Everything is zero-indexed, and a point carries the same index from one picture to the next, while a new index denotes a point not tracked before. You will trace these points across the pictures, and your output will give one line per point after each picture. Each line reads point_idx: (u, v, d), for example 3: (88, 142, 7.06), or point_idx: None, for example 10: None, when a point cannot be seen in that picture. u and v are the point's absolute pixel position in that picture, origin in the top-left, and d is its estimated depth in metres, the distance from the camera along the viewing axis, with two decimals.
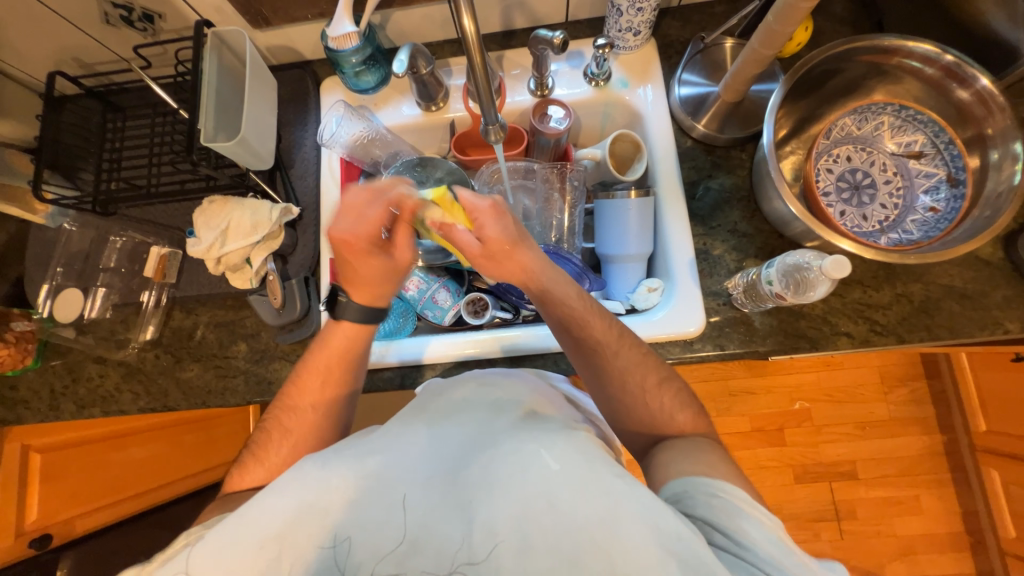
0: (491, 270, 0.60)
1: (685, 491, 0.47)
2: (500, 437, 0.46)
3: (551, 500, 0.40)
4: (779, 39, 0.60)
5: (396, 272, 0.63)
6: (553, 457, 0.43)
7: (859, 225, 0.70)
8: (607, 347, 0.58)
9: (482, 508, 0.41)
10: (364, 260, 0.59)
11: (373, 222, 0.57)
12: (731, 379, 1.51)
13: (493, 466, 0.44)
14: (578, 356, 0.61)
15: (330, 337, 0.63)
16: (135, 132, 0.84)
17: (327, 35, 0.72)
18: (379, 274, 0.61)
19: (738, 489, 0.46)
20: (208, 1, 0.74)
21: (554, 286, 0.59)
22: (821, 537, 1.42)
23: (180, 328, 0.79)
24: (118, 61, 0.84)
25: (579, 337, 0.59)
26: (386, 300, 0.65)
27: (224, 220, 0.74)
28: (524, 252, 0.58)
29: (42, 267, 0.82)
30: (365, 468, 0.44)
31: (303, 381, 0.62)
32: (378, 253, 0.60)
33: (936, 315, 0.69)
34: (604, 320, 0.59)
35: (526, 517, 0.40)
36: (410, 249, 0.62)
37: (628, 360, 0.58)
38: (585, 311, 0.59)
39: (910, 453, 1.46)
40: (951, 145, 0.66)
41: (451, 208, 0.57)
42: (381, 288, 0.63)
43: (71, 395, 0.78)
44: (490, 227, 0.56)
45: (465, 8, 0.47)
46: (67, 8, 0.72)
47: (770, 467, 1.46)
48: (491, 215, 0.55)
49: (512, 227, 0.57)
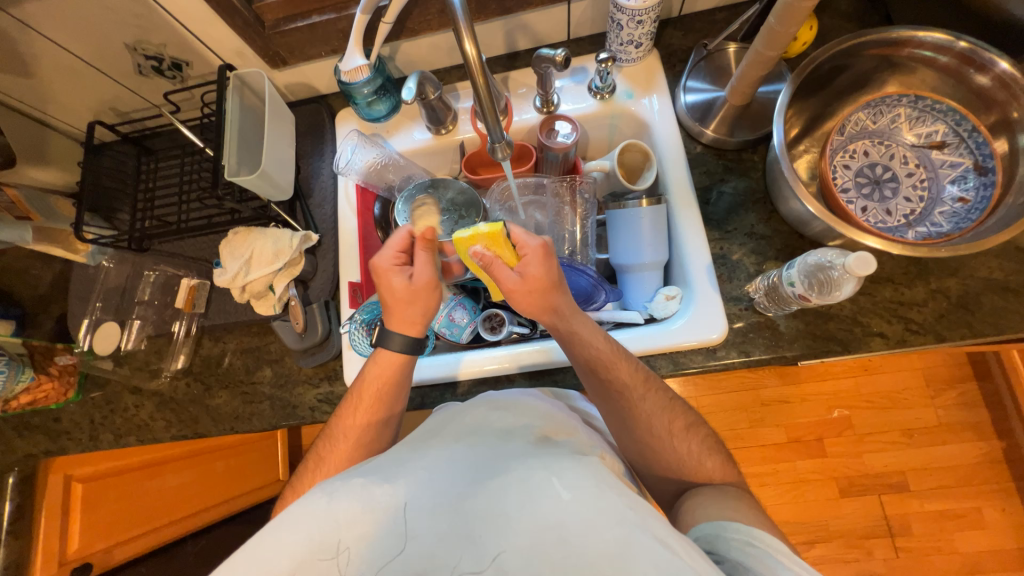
0: (523, 306, 0.58)
1: (715, 534, 0.45)
2: (510, 463, 0.46)
3: (561, 532, 0.39)
4: (782, 40, 0.60)
5: (419, 293, 0.61)
6: (564, 486, 0.42)
7: (883, 221, 0.67)
8: (633, 391, 0.57)
9: (489, 538, 0.40)
10: (390, 280, 0.61)
11: (394, 244, 0.63)
12: (763, 388, 1.45)
13: (502, 493, 0.43)
14: (600, 399, 0.59)
15: (368, 370, 0.64)
16: (167, 172, 0.89)
17: (340, 69, 0.76)
18: (402, 296, 0.61)
19: (773, 538, 0.44)
20: (230, 47, 0.78)
21: (581, 328, 0.58)
22: (874, 555, 1.33)
23: (208, 356, 0.82)
24: (150, 108, 0.90)
25: (606, 378, 0.57)
26: (422, 325, 0.63)
27: (248, 250, 0.77)
28: (559, 294, 0.58)
29: (83, 303, 0.87)
30: (374, 498, 0.43)
31: (343, 415, 0.63)
32: (401, 274, 0.61)
33: (977, 310, 0.66)
34: (630, 363, 0.59)
35: (535, 547, 0.39)
36: (429, 266, 0.62)
37: (654, 403, 0.58)
38: (611, 353, 0.58)
39: (965, 462, 1.36)
40: (975, 131, 0.64)
41: (500, 244, 0.58)
42: (414, 311, 0.62)
43: (109, 425, 0.82)
44: (534, 265, 0.57)
45: (465, 33, 0.50)
46: (105, 63, 0.78)
47: (811, 480, 1.39)
48: (540, 255, 0.57)
49: (555, 271, 0.58)
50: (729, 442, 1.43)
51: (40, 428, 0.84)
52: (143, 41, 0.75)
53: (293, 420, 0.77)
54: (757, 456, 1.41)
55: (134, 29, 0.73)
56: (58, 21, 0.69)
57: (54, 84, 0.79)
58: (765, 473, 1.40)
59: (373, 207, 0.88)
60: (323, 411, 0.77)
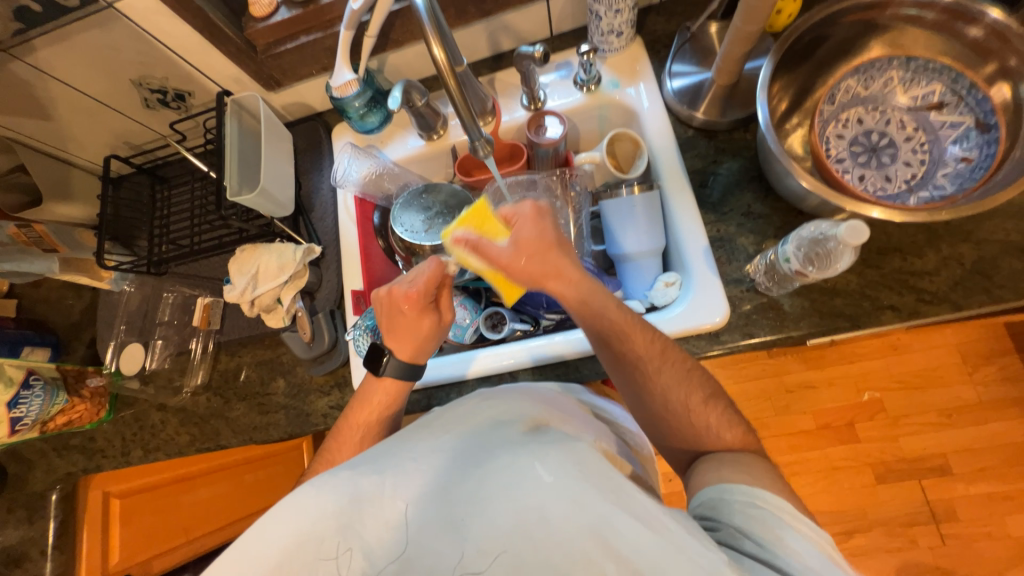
0: (524, 276, 0.58)
1: (720, 497, 0.45)
2: (496, 451, 0.47)
3: (543, 511, 0.39)
4: (760, 14, 0.59)
5: (439, 333, 0.66)
6: (547, 469, 0.42)
7: (883, 188, 0.65)
8: (649, 363, 0.56)
9: (473, 524, 0.41)
10: (420, 320, 0.64)
11: (425, 280, 0.62)
12: (786, 374, 1.40)
13: (486, 478, 0.44)
14: (616, 371, 0.59)
15: (369, 394, 0.66)
16: (179, 198, 0.93)
17: (331, 86, 0.79)
18: (427, 333, 0.64)
19: (777, 499, 0.44)
20: (227, 74, 0.82)
21: (596, 298, 0.56)
22: (919, 543, 1.26)
23: (225, 371, 0.86)
24: (159, 138, 0.94)
25: (620, 349, 0.57)
26: (427, 358, 0.67)
27: (254, 265, 0.80)
28: (558, 255, 0.57)
29: (109, 327, 0.92)
30: (362, 489, 0.45)
31: (342, 439, 0.64)
32: (428, 314, 0.64)
33: (994, 275, 0.62)
34: (646, 334, 0.57)
35: (519, 530, 0.39)
36: (450, 309, 0.67)
37: (670, 376, 0.56)
38: (625, 323, 0.56)
39: (1011, 440, 1.28)
40: (974, 89, 0.62)
41: (490, 225, 0.61)
42: (430, 348, 0.67)
43: (139, 442, 0.86)
44: (526, 229, 0.57)
45: (432, 39, 0.53)
46: (114, 101, 0.83)
47: (843, 467, 1.33)
48: (534, 216, 0.58)
49: (551, 233, 0.58)
50: (755, 431, 1.39)
51: (77, 448, 0.89)
52: (147, 76, 0.80)
53: (308, 428, 0.80)
54: (783, 445, 1.37)
55: (138, 65, 0.77)
56: (67, 63, 0.74)
57: (71, 123, 0.85)
58: (796, 463, 1.36)
59: (372, 216, 0.89)
60: (334, 417, 0.79)
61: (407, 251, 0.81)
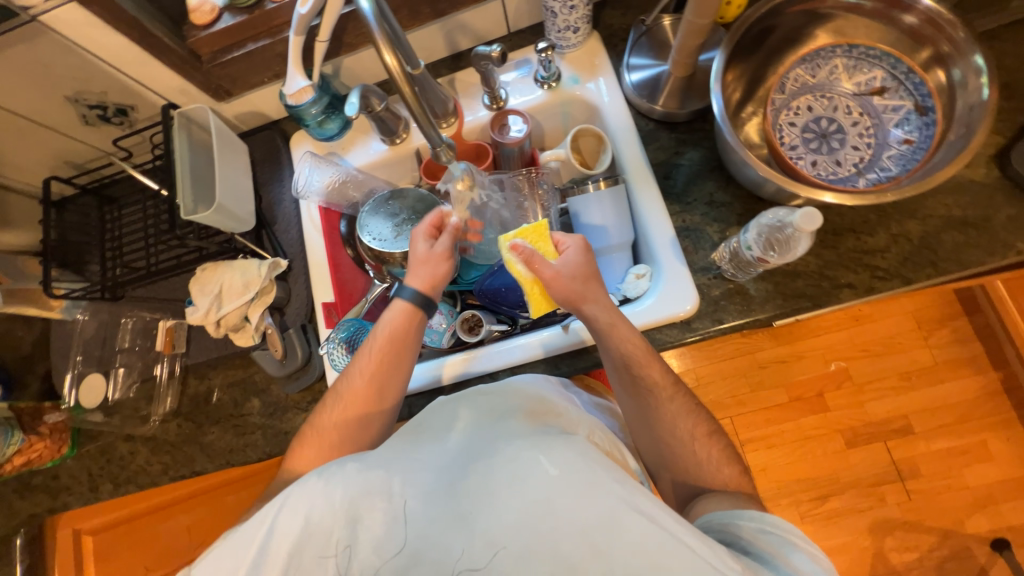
0: (559, 295, 0.61)
1: (728, 520, 0.47)
2: (501, 443, 0.47)
3: (549, 504, 0.40)
4: (710, 6, 0.60)
5: (434, 261, 0.67)
6: (552, 462, 0.42)
7: (834, 172, 0.68)
8: (661, 391, 0.59)
9: (480, 515, 0.41)
10: (415, 245, 0.69)
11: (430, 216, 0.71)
12: (758, 351, 1.45)
13: (490, 472, 0.44)
14: (627, 394, 0.61)
15: (351, 383, 0.64)
16: (129, 219, 0.89)
17: (285, 93, 0.76)
18: (420, 258, 0.67)
19: (787, 523, 0.45)
20: (171, 85, 0.78)
21: (619, 324, 0.60)
22: (887, 501, 1.34)
23: (196, 394, 0.83)
24: (104, 156, 0.89)
25: (637, 376, 0.59)
26: (426, 290, 0.67)
27: (217, 284, 0.78)
28: (595, 286, 0.61)
29: (64, 358, 0.87)
30: (370, 482, 0.45)
31: (319, 427, 0.63)
32: (425, 243, 0.69)
33: (939, 249, 0.66)
34: (663, 366, 0.60)
35: (525, 523, 0.40)
36: (450, 243, 0.68)
37: (680, 406, 0.59)
38: (645, 353, 0.59)
39: (963, 399, 1.37)
40: (911, 73, 0.65)
41: (545, 240, 0.63)
42: (426, 274, 0.67)
43: (107, 475, 0.82)
44: (574, 256, 0.62)
45: (384, 47, 0.52)
46: (48, 119, 0.78)
47: (816, 436, 1.40)
48: (579, 249, 0.63)
49: (593, 264, 0.63)
50: (733, 408, 1.43)
51: (39, 488, 0.84)
52: (83, 91, 0.75)
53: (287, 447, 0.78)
54: (759, 419, 1.42)
55: (73, 81, 0.73)
56: None
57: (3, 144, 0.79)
58: (771, 436, 1.41)
59: (339, 226, 0.87)
60: None
61: (376, 260, 0.79)
